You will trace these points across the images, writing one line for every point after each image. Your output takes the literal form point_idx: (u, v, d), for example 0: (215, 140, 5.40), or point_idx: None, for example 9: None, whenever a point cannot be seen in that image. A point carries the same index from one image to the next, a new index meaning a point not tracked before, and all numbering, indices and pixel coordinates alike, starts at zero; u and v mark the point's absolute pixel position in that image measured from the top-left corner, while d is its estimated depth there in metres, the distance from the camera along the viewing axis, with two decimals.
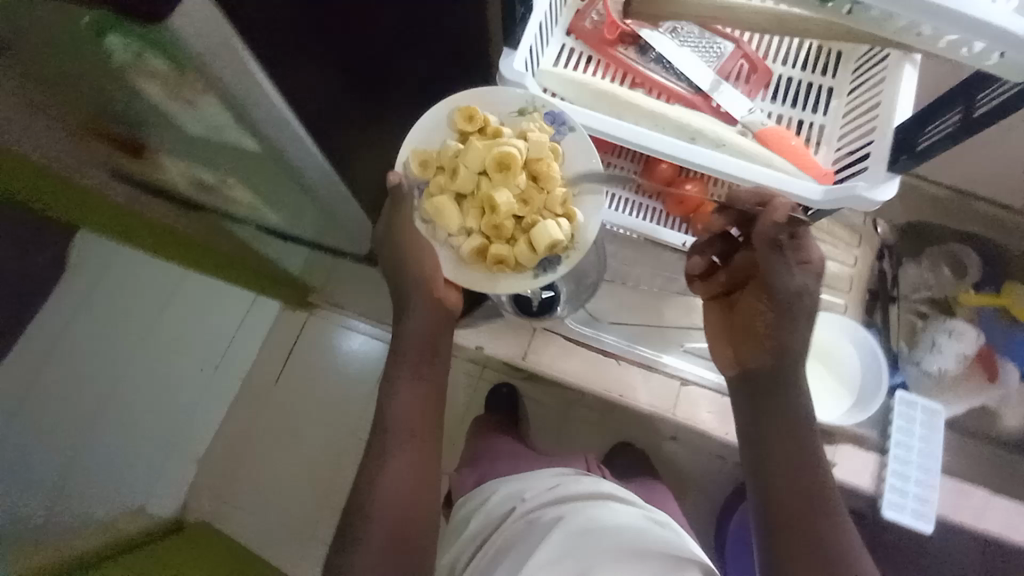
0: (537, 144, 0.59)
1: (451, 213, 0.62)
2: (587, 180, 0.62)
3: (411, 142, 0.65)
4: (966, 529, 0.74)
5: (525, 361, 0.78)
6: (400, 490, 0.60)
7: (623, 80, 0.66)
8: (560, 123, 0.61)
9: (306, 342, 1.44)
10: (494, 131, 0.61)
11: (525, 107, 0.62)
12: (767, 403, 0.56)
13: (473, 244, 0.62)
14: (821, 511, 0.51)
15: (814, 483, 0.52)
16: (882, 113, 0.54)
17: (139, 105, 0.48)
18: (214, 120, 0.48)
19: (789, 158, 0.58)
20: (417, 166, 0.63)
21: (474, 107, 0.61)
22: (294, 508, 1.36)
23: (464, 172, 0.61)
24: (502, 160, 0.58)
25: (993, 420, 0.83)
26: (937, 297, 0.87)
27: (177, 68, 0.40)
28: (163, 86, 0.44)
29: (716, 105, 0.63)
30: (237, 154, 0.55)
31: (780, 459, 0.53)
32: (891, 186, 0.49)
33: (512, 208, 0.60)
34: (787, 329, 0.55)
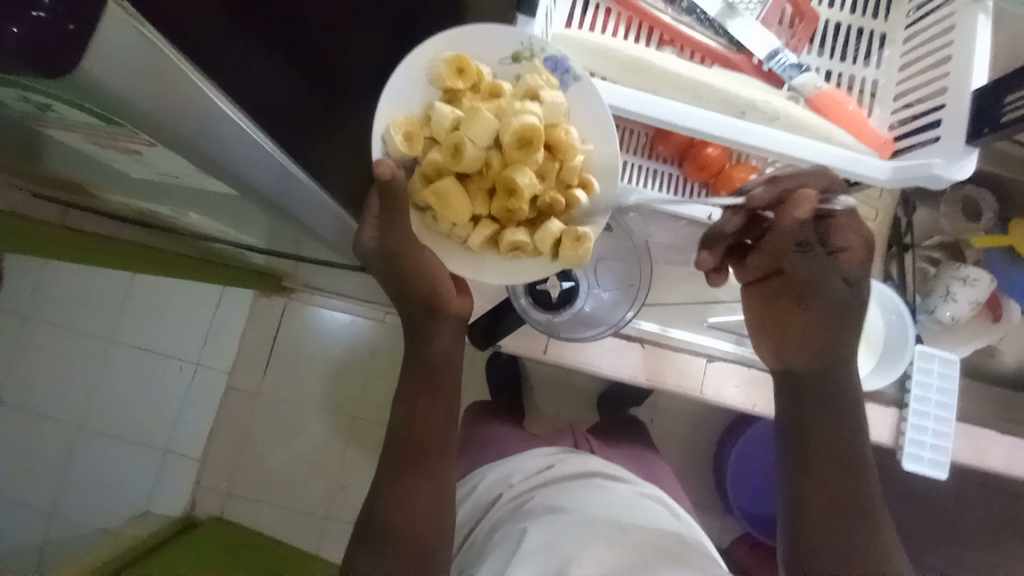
0: (553, 107, 0.52)
1: (459, 199, 0.53)
2: (601, 143, 0.55)
3: (386, 112, 0.53)
4: (974, 466, 0.78)
5: (547, 354, 0.72)
6: (408, 519, 0.56)
7: (649, 35, 0.60)
8: (564, 71, 0.53)
9: (288, 330, 1.32)
10: (490, 88, 0.53)
11: (519, 51, 0.53)
12: (806, 415, 0.60)
13: (484, 233, 0.55)
14: (860, 522, 0.55)
15: (852, 500, 0.56)
16: (952, 69, 0.51)
17: (74, 157, 0.43)
18: (168, 168, 0.39)
19: (845, 125, 0.55)
20: (403, 140, 0.52)
21: (465, 58, 0.52)
22: (295, 502, 1.29)
23: (471, 148, 0.52)
24: (524, 134, 0.50)
25: (994, 356, 0.86)
26: (948, 240, 0.86)
27: (108, 121, 0.31)
28: (92, 138, 0.35)
29: (757, 63, 0.58)
30: (195, 181, 0.44)
31: (821, 477, 0.57)
32: (968, 163, 0.47)
33: (535, 189, 0.52)
34: (828, 332, 0.60)
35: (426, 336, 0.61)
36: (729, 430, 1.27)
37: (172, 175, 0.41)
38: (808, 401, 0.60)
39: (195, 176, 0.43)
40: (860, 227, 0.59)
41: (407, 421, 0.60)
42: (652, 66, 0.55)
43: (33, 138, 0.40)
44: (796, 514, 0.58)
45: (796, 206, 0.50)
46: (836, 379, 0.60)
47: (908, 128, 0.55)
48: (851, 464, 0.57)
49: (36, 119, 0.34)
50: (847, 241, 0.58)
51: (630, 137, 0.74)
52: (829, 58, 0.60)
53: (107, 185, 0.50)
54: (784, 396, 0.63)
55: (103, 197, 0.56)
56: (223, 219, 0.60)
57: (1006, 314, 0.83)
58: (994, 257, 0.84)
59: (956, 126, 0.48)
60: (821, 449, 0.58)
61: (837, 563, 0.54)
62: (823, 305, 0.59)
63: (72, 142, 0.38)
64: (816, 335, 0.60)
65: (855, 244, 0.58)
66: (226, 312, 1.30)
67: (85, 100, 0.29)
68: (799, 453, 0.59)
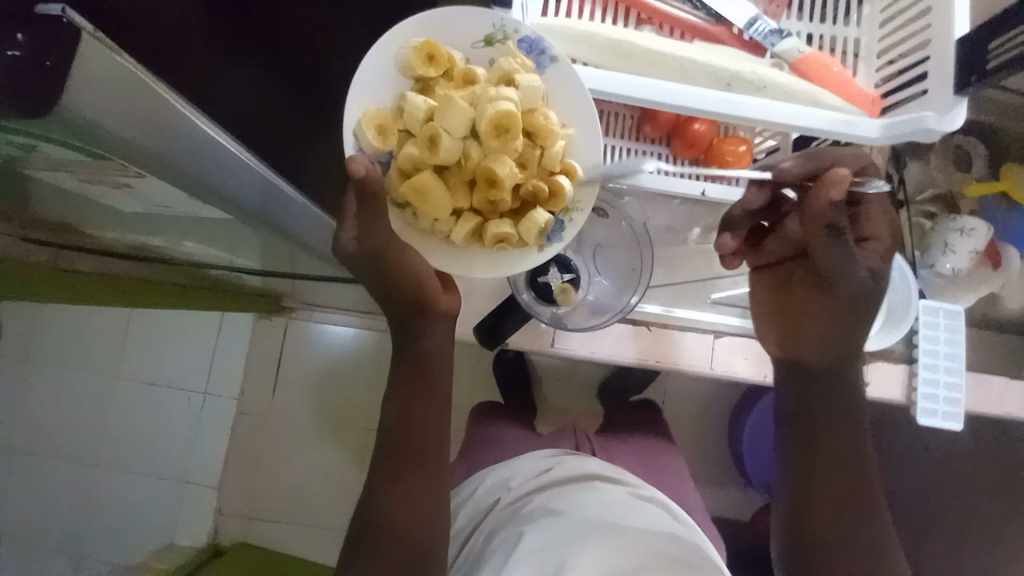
0: (529, 91, 0.52)
1: (439, 193, 0.52)
2: (583, 127, 0.54)
3: (357, 106, 0.52)
4: (982, 415, 0.78)
5: (555, 348, 0.71)
6: (412, 525, 0.57)
7: (626, 16, 0.59)
8: (539, 52, 0.53)
9: (293, 350, 1.33)
10: (463, 74, 0.53)
11: (491, 34, 0.53)
12: (814, 395, 0.62)
13: (467, 227, 0.55)
14: (861, 510, 0.58)
15: (855, 486, 0.58)
16: (934, 21, 0.50)
17: (61, 195, 0.42)
18: (158, 197, 0.39)
19: (830, 87, 0.55)
20: (375, 134, 0.52)
21: (435, 44, 0.52)
22: (315, 520, 1.29)
23: (448, 140, 0.51)
24: (501, 122, 0.50)
25: (995, 304, 0.87)
26: (941, 193, 0.86)
27: (97, 157, 0.30)
28: (80, 175, 0.34)
29: (738, 33, 0.58)
30: (187, 210, 0.44)
31: (827, 460, 0.59)
32: (958, 112, 0.47)
33: (516, 178, 0.52)
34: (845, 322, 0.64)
35: (416, 338, 0.61)
36: (742, 403, 1.28)
37: (164, 205, 0.41)
38: (812, 386, 0.63)
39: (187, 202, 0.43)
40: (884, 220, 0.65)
41: (416, 430, 0.59)
42: (627, 41, 0.54)
43: (11, 184, 0.40)
44: (797, 500, 0.59)
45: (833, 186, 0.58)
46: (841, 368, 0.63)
47: (895, 84, 0.54)
48: (853, 441, 0.60)
49: (22, 162, 0.33)
50: (871, 232, 0.65)
51: (616, 120, 0.73)
52: (809, 22, 0.60)
53: (94, 220, 0.49)
54: (787, 381, 0.65)
55: (91, 234, 0.56)
56: (215, 245, 0.59)
57: (1005, 261, 0.84)
58: (988, 205, 0.84)
59: (943, 79, 0.48)
60: (817, 441, 0.60)
61: (840, 546, 0.56)
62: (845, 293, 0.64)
63: (56, 181, 0.37)
64: (832, 325, 0.64)
65: (878, 234, 0.64)
66: (229, 337, 1.30)
67: (75, 138, 0.28)
68: (805, 438, 0.61)
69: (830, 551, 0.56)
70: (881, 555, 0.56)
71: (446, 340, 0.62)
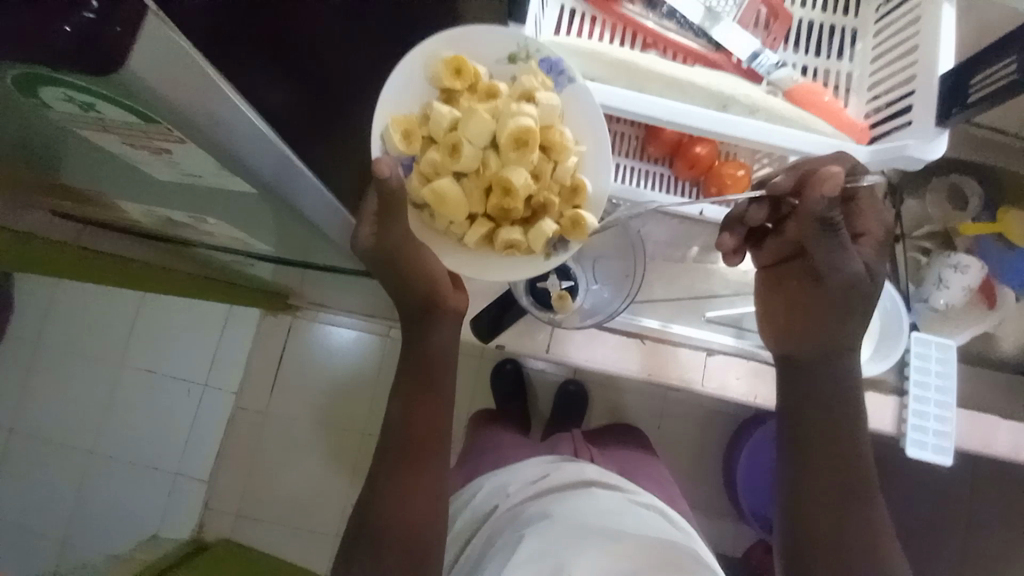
0: (548, 109, 0.55)
1: (454, 198, 0.55)
2: (596, 144, 0.58)
3: (385, 111, 0.56)
4: (979, 452, 0.78)
5: (549, 354, 0.74)
6: (405, 516, 0.58)
7: (633, 41, 0.63)
8: (559, 73, 0.56)
9: (294, 347, 1.33)
10: (486, 88, 0.56)
11: (515, 52, 0.57)
12: (808, 390, 0.61)
13: (480, 231, 0.58)
14: (854, 498, 0.57)
15: (853, 478, 0.58)
16: (920, 57, 0.53)
17: (86, 164, 0.44)
18: (194, 169, 0.38)
19: (823, 116, 0.58)
20: (400, 137, 0.55)
21: (463, 59, 0.55)
22: (304, 521, 1.29)
23: (469, 148, 0.55)
24: (519, 136, 0.53)
25: (992, 342, 0.87)
26: (937, 229, 0.88)
27: (146, 118, 0.30)
28: (123, 138, 0.34)
29: (736, 61, 0.61)
30: (221, 194, 0.45)
31: (822, 460, 0.58)
32: (942, 141, 0.49)
33: (529, 188, 0.55)
34: (838, 322, 0.60)
35: (423, 337, 0.63)
36: (738, 431, 1.28)
37: (195, 177, 0.40)
38: (806, 382, 0.61)
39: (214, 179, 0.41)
40: (876, 213, 0.61)
41: (411, 424, 0.61)
42: (640, 66, 0.58)
43: (45, 150, 0.42)
44: (798, 509, 0.58)
45: (823, 183, 0.50)
46: (836, 365, 0.61)
47: (884, 115, 0.57)
48: (856, 447, 0.59)
49: (68, 119, 0.33)
50: (866, 226, 0.61)
51: (622, 140, 0.77)
52: (804, 54, 0.63)
53: (116, 193, 0.51)
54: (783, 381, 0.63)
55: (117, 210, 0.58)
56: (235, 233, 0.62)
57: (1001, 299, 0.85)
58: (985, 243, 0.86)
59: (928, 108, 0.51)
60: (819, 447, 0.59)
61: (841, 554, 0.55)
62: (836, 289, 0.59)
63: (97, 144, 0.37)
64: (823, 316, 0.60)
65: (874, 228, 0.61)
66: (235, 330, 1.32)
67: (124, 95, 0.28)
68: (797, 440, 0.60)
69: (828, 562, 0.55)
70: (877, 559, 0.55)
71: (450, 336, 0.63)
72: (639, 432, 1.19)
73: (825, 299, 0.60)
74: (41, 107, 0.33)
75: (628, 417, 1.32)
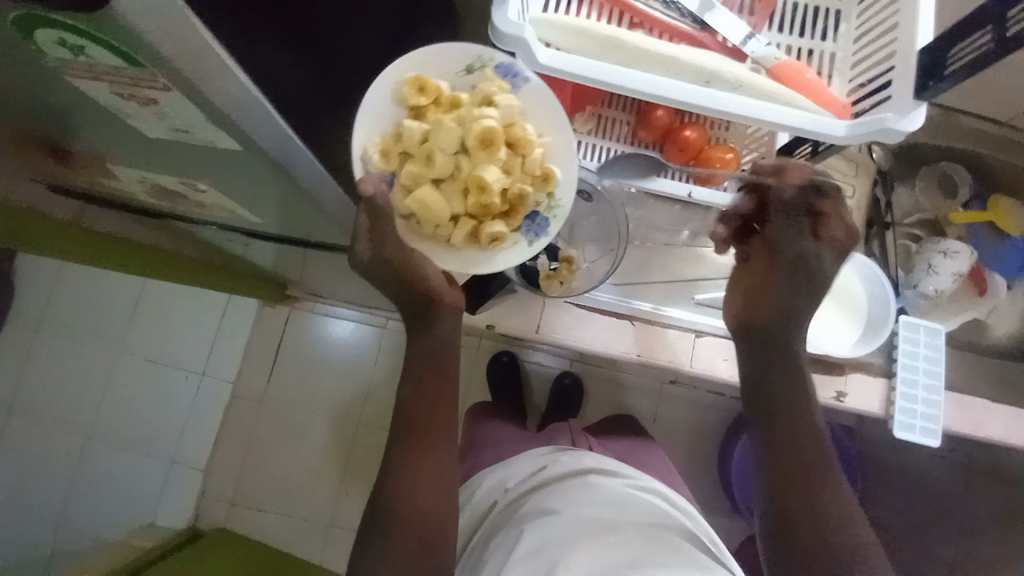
0: (507, 109, 0.56)
1: (436, 202, 0.56)
2: (558, 136, 0.59)
3: (361, 132, 0.57)
4: (971, 438, 0.78)
5: (539, 333, 0.75)
6: (399, 496, 0.57)
7: (620, 19, 0.65)
8: (515, 75, 0.58)
9: (294, 335, 1.35)
10: (450, 99, 0.57)
11: (471, 64, 0.58)
12: (767, 357, 0.63)
13: (465, 229, 0.58)
14: (821, 478, 0.57)
15: (816, 450, 0.59)
16: (900, 36, 0.55)
17: (82, 124, 0.45)
18: (181, 123, 0.39)
19: (806, 92, 0.59)
20: (380, 156, 0.57)
21: (425, 77, 0.56)
22: (301, 510, 1.29)
23: (441, 156, 0.56)
24: (485, 136, 0.54)
25: (983, 330, 0.88)
26: (928, 218, 0.89)
27: (132, 64, 0.31)
28: (113, 86, 0.35)
29: (722, 40, 0.62)
30: (217, 156, 0.46)
31: (786, 428, 0.60)
32: (918, 114, 0.50)
33: (503, 184, 0.56)
34: (787, 290, 0.64)
35: (421, 326, 0.62)
36: (731, 424, 1.29)
37: (184, 131, 0.40)
38: (768, 350, 0.63)
39: (204, 135, 0.42)
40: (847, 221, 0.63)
41: (405, 399, 0.61)
42: (626, 46, 0.58)
43: (44, 108, 0.43)
44: (773, 491, 0.58)
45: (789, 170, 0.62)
46: (788, 336, 0.63)
47: (864, 93, 0.59)
48: (812, 414, 0.61)
49: (62, 67, 0.34)
50: (830, 227, 0.63)
51: (614, 126, 0.78)
52: (790, 35, 0.65)
53: (112, 157, 0.52)
54: (749, 349, 0.65)
55: (114, 180, 0.59)
56: (230, 203, 0.62)
57: (991, 288, 0.85)
58: (976, 232, 0.87)
59: (905, 85, 0.52)
60: (785, 421, 0.60)
61: (820, 543, 0.54)
62: (784, 262, 0.64)
63: (93, 96, 0.38)
64: (776, 285, 0.64)
65: (836, 231, 0.63)
66: (234, 318, 1.34)
67: (113, 38, 0.29)
68: (766, 413, 0.61)
69: (802, 544, 0.54)
70: (853, 542, 0.54)
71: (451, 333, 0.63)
72: (636, 423, 1.17)
73: (784, 273, 0.64)
74: (39, 56, 0.34)
75: (623, 409, 1.32)
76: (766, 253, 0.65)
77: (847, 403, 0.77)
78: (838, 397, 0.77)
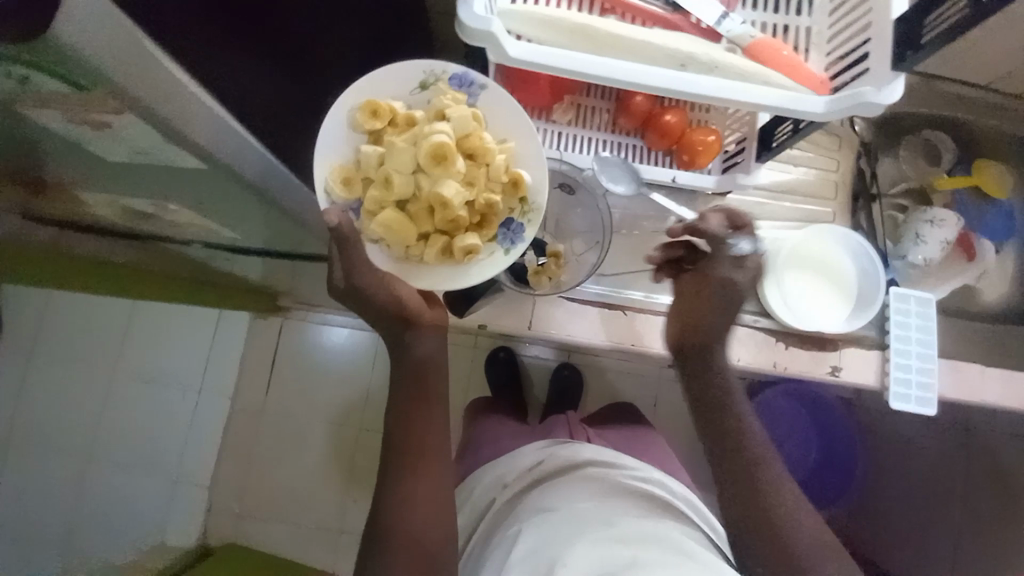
0: (461, 121, 0.54)
1: (401, 226, 0.55)
2: (521, 141, 0.58)
3: (323, 162, 0.56)
4: (967, 404, 0.79)
5: (531, 330, 0.74)
6: (399, 505, 0.57)
7: (591, 7, 0.63)
8: (469, 85, 0.57)
9: (287, 347, 1.33)
10: (405, 119, 0.55)
11: (424, 79, 0.57)
12: (698, 369, 0.67)
13: (436, 247, 0.57)
14: (763, 472, 0.61)
15: (754, 447, 0.62)
16: (874, 7, 0.54)
17: (41, 152, 0.44)
18: (142, 145, 0.38)
19: (782, 70, 0.58)
20: (341, 186, 0.56)
21: (376, 101, 0.55)
22: (309, 519, 1.29)
23: (400, 178, 0.55)
24: (437, 152, 0.52)
25: (974, 295, 0.88)
26: (915, 187, 0.88)
27: (81, 89, 0.30)
28: (65, 113, 0.34)
29: (696, 22, 0.61)
30: (184, 176, 0.45)
31: (727, 433, 0.63)
32: (896, 85, 0.49)
33: (464, 197, 0.55)
34: (719, 312, 0.66)
35: (404, 337, 0.61)
36: None
37: (146, 153, 0.39)
38: (696, 364, 0.67)
39: (168, 155, 0.40)
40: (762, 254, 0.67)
41: (395, 408, 0.61)
42: (598, 34, 0.57)
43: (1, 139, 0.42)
44: (727, 490, 0.61)
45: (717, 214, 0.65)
46: (714, 348, 0.66)
47: (842, 67, 0.58)
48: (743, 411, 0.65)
49: (12, 97, 0.33)
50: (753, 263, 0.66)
51: (594, 115, 0.77)
52: (764, 12, 0.64)
53: (80, 184, 0.51)
54: (682, 364, 0.68)
55: (84, 205, 0.58)
56: (206, 221, 0.61)
57: (979, 253, 0.86)
58: (964, 198, 0.87)
59: (882, 57, 0.52)
60: (722, 426, 0.63)
61: (774, 531, 0.57)
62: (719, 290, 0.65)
63: (47, 125, 0.37)
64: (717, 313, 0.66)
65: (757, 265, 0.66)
66: (226, 333, 1.31)
67: (59, 65, 0.28)
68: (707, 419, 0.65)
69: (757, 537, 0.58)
70: (799, 527, 0.58)
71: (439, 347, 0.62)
72: (635, 410, 1.18)
73: (712, 294, 0.65)
74: None
75: (624, 397, 1.32)
76: (702, 283, 0.66)
77: (842, 377, 0.78)
78: (833, 371, 0.78)
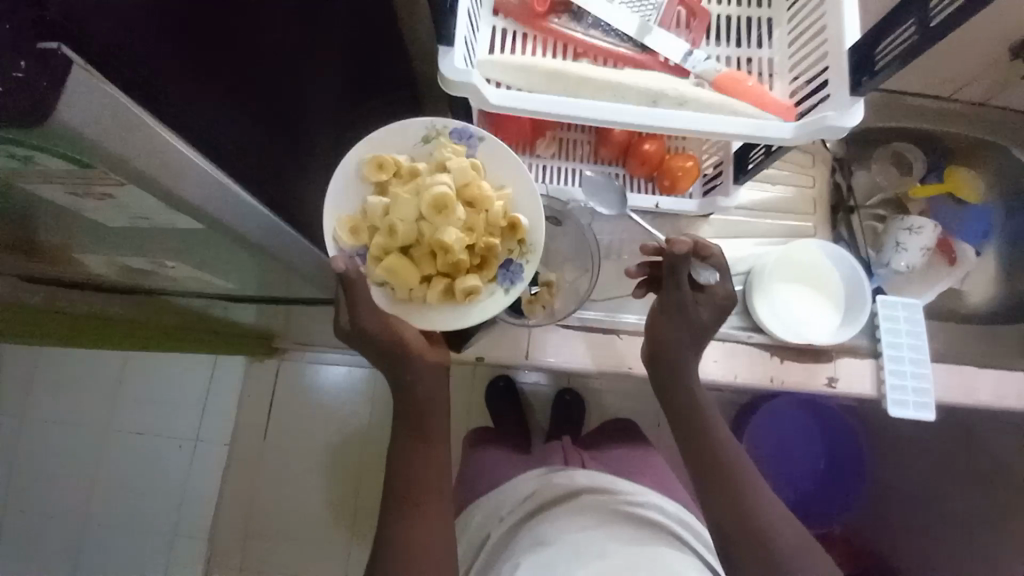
0: (460, 171, 0.57)
1: (405, 268, 0.57)
2: (518, 186, 0.60)
3: (331, 213, 0.58)
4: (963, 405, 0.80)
5: (529, 359, 0.76)
6: (403, 547, 0.56)
7: (564, 51, 0.67)
8: (469, 137, 0.59)
9: (286, 389, 1.30)
10: (409, 171, 0.58)
11: (427, 134, 0.59)
12: (665, 380, 0.68)
13: (439, 288, 0.59)
14: (743, 481, 0.61)
15: (730, 457, 0.63)
16: (829, 36, 0.58)
17: (43, 220, 0.45)
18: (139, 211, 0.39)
19: (749, 99, 0.61)
20: (347, 234, 0.58)
21: (381, 155, 0.58)
22: (312, 566, 1.25)
23: (404, 226, 0.57)
24: (439, 201, 0.55)
25: (959, 297, 0.90)
26: (891, 196, 0.92)
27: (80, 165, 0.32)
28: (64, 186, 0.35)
29: (664, 60, 0.65)
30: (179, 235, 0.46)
31: (703, 444, 0.64)
32: (854, 110, 0.52)
33: (464, 243, 0.56)
34: (680, 333, 0.66)
35: (402, 377, 0.61)
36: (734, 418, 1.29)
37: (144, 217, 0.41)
38: (665, 375, 0.68)
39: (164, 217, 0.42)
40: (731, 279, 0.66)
41: (395, 448, 0.61)
42: (573, 78, 0.60)
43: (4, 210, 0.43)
44: (709, 508, 0.61)
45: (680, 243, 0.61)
46: (681, 361, 0.67)
47: (805, 92, 0.61)
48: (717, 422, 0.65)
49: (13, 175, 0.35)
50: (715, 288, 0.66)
51: (576, 147, 0.79)
52: (727, 46, 0.68)
53: (79, 247, 0.52)
54: (653, 375, 0.69)
55: (82, 265, 0.59)
56: (203, 273, 0.62)
57: (961, 255, 0.88)
58: (941, 203, 0.90)
59: (841, 82, 0.55)
60: (697, 438, 0.64)
61: (762, 544, 0.57)
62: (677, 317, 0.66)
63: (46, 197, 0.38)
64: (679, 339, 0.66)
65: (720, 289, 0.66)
66: (222, 376, 1.29)
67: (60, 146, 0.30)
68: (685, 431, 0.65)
69: (742, 548, 0.58)
70: (784, 536, 0.58)
71: (438, 382, 0.63)
72: (632, 422, 1.16)
73: (670, 321, 0.66)
74: None
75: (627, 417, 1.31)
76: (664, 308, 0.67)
77: (839, 387, 0.79)
78: (830, 382, 0.79)
